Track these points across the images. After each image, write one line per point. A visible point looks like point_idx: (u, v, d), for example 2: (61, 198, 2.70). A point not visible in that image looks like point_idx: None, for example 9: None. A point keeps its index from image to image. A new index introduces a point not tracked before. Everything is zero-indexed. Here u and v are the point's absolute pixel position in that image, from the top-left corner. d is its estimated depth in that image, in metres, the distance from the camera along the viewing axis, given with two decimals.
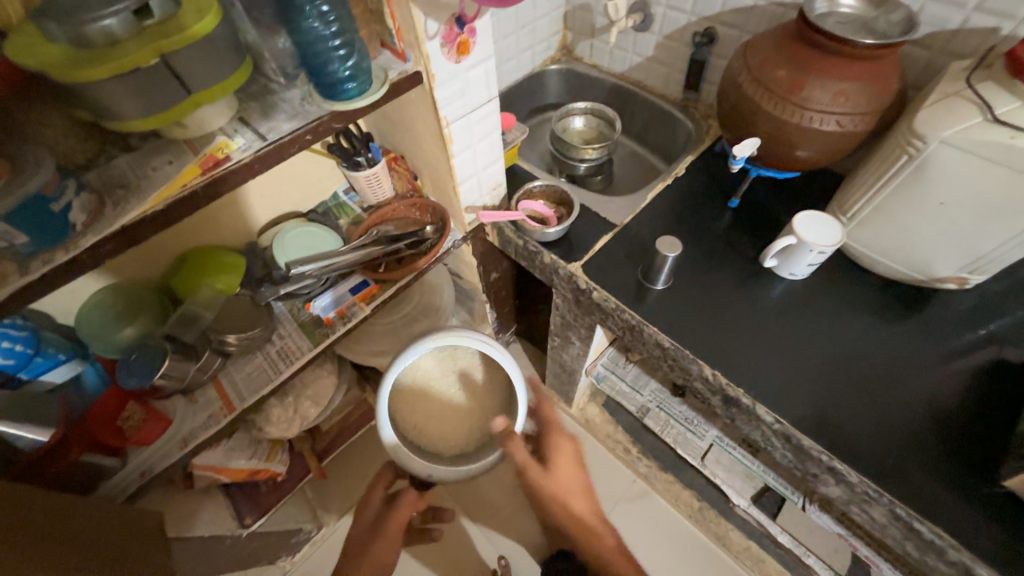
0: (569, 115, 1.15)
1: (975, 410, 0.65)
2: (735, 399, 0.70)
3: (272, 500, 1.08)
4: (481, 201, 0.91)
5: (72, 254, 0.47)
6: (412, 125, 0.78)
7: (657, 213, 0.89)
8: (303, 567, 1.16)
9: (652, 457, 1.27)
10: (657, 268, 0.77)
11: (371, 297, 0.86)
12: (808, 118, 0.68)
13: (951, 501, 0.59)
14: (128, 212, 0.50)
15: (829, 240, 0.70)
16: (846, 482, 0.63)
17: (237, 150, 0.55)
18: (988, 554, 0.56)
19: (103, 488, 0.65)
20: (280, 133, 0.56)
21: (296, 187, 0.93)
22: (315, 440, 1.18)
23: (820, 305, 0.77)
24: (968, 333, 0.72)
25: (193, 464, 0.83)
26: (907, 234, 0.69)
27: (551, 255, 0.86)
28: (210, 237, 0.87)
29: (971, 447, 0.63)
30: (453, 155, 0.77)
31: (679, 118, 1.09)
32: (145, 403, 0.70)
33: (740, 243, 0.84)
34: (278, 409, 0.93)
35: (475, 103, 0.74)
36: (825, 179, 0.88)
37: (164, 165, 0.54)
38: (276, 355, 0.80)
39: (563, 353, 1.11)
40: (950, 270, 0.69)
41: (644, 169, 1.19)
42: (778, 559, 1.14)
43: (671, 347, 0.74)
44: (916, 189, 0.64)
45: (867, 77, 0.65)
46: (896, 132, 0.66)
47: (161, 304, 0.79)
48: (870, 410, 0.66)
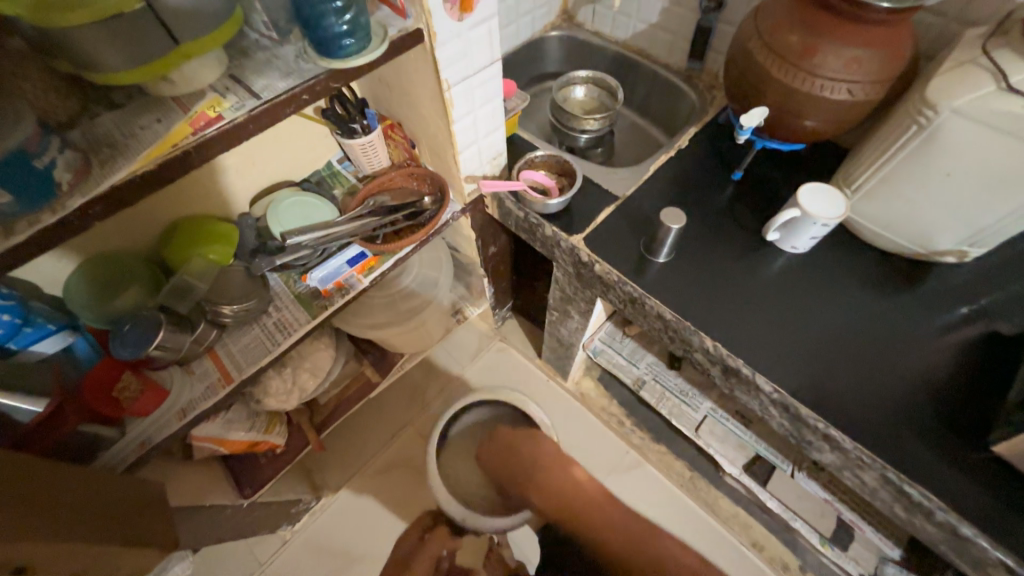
0: (570, 84, 1.12)
1: (967, 380, 0.67)
2: (735, 370, 0.71)
3: (270, 472, 1.03)
4: (481, 170, 0.89)
5: (60, 215, 0.45)
6: (411, 89, 0.75)
7: (660, 185, 0.88)
8: (305, 534, 1.20)
9: (646, 429, 1.30)
10: (660, 241, 0.76)
11: (370, 269, 0.84)
12: (819, 85, 0.66)
13: (940, 466, 0.61)
14: (116, 171, 0.47)
15: (834, 213, 0.69)
16: (841, 449, 0.64)
17: (230, 109, 0.52)
18: (972, 514, 0.58)
19: (102, 458, 0.64)
20: (275, 91, 0.54)
21: (289, 155, 0.90)
22: (314, 413, 1.12)
23: (820, 278, 0.77)
24: (964, 305, 0.73)
25: (192, 435, 0.83)
26: (910, 207, 0.69)
27: (553, 227, 0.84)
28: (200, 206, 0.84)
29: (961, 414, 0.65)
30: (453, 121, 0.74)
31: (683, 88, 1.06)
32: (140, 373, 0.69)
33: (743, 216, 0.83)
34: (276, 381, 0.92)
35: (477, 66, 0.71)
36: (829, 151, 0.87)
37: (152, 124, 0.51)
38: (273, 327, 0.79)
39: (561, 328, 1.11)
40: (950, 242, 0.69)
41: (644, 142, 1.17)
42: (763, 523, 1.19)
43: (673, 318, 0.75)
44: (923, 160, 0.63)
45: (881, 43, 0.64)
46: (907, 101, 0.65)
47: (151, 275, 0.77)
48: (865, 380, 0.68)
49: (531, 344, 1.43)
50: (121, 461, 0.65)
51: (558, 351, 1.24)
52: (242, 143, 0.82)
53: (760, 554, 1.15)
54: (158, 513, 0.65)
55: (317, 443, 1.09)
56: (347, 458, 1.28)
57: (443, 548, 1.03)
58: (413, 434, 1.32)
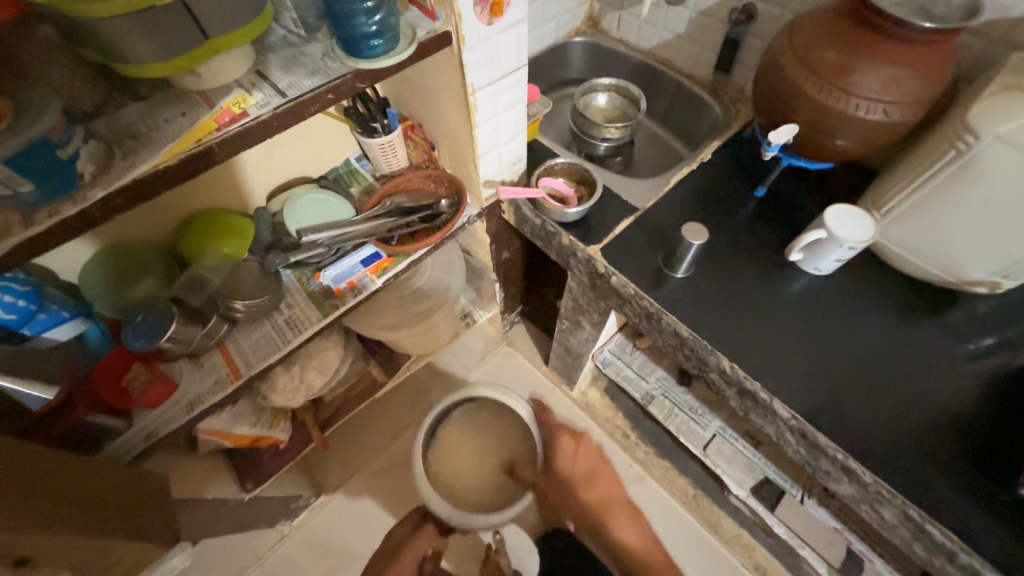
0: (592, 91, 1.11)
1: (995, 416, 0.64)
2: (752, 392, 0.69)
3: (273, 467, 1.03)
4: (500, 176, 0.88)
5: (79, 206, 0.45)
6: (435, 90, 0.75)
7: (680, 198, 0.86)
8: (302, 530, 1.19)
9: (651, 443, 1.28)
10: (680, 256, 0.75)
11: (383, 270, 0.83)
12: (854, 105, 0.64)
13: (963, 505, 0.59)
14: (139, 164, 0.47)
15: (862, 236, 0.67)
16: (860, 481, 0.62)
17: (255, 106, 0.51)
18: (998, 557, 0.56)
19: (109, 448, 0.64)
20: (300, 89, 0.53)
21: (309, 152, 0.90)
22: (319, 411, 1.11)
23: (843, 302, 0.75)
24: (993, 337, 0.70)
25: (197, 428, 0.82)
26: (943, 234, 0.66)
27: (569, 236, 0.83)
28: (217, 199, 0.84)
29: (989, 452, 0.62)
30: (476, 125, 0.74)
31: (707, 101, 1.04)
32: (151, 364, 0.69)
33: (765, 234, 0.81)
34: (284, 377, 0.91)
35: (503, 71, 0.70)
36: (857, 172, 0.85)
37: (176, 117, 0.51)
38: (284, 324, 0.79)
39: (571, 337, 1.10)
40: (983, 273, 0.67)
41: (665, 152, 1.15)
42: (766, 547, 1.16)
43: (689, 336, 0.73)
44: (959, 187, 0.61)
45: (922, 64, 0.62)
46: (946, 124, 0.63)
47: (166, 266, 0.77)
48: (887, 410, 0.66)
49: (538, 351, 1.42)
50: (127, 452, 0.65)
51: (567, 360, 1.23)
52: (265, 140, 0.83)
53: None
54: (161, 505, 0.65)
55: (321, 440, 1.08)
56: (349, 456, 1.28)
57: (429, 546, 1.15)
58: (416, 435, 1.31)
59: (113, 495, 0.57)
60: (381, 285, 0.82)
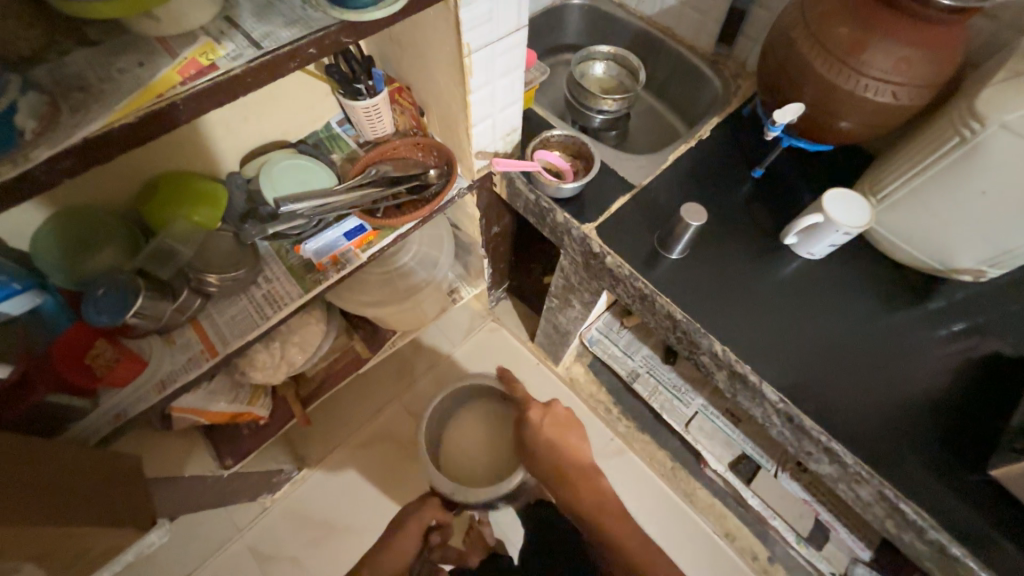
0: (589, 59, 1.05)
1: (970, 401, 0.66)
2: (742, 376, 0.70)
3: (254, 444, 1.00)
4: (493, 146, 0.83)
5: (20, 168, 0.39)
6: (427, 50, 0.69)
7: (678, 177, 0.84)
8: (283, 504, 1.18)
9: (631, 418, 1.30)
10: (677, 237, 0.73)
11: (368, 244, 0.79)
12: (863, 85, 0.62)
13: (936, 486, 0.62)
14: (92, 121, 0.41)
15: (859, 223, 0.67)
16: (841, 462, 0.64)
17: (225, 58, 0.46)
18: (961, 533, 0.59)
19: (74, 429, 0.61)
20: (277, 41, 0.47)
21: (286, 113, 0.83)
22: (301, 385, 1.08)
23: (833, 287, 0.75)
24: (971, 323, 0.72)
25: (171, 407, 0.79)
26: (937, 221, 0.66)
27: (565, 213, 0.80)
28: (182, 162, 0.76)
29: (963, 434, 0.64)
30: (470, 90, 0.69)
31: (707, 75, 1.00)
32: (116, 341, 0.64)
33: (762, 218, 0.80)
34: (264, 354, 0.87)
35: (502, 31, 0.65)
36: (854, 155, 0.84)
37: (132, 68, 0.45)
38: (262, 299, 0.74)
39: (560, 315, 1.09)
40: (971, 262, 0.68)
41: (663, 129, 1.12)
42: (737, 515, 1.21)
43: (683, 318, 0.72)
44: (959, 174, 0.61)
45: (935, 45, 0.60)
46: (952, 110, 0.61)
47: (129, 233, 0.71)
48: (866, 394, 0.67)
49: (524, 327, 1.41)
50: (94, 433, 0.61)
51: (553, 337, 1.22)
52: (240, 100, 0.76)
53: (732, 544, 1.18)
54: (137, 485, 0.63)
55: (303, 416, 1.06)
56: (333, 429, 1.27)
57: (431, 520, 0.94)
58: (400, 409, 1.30)
59: (79, 475, 0.54)
60: (366, 260, 0.78)
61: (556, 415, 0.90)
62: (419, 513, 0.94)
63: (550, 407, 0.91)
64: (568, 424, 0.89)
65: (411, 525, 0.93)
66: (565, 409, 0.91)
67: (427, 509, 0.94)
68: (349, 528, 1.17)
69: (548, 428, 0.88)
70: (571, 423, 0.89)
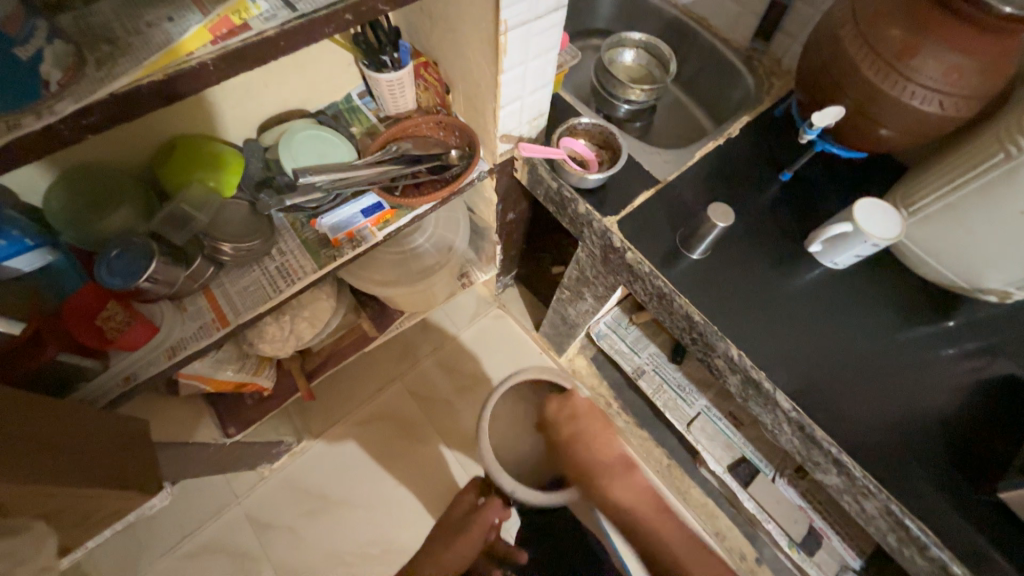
0: (620, 45, 1.02)
1: (983, 422, 0.66)
2: (756, 381, 0.69)
3: (256, 415, 1.01)
4: (518, 130, 0.81)
5: (42, 121, 0.37)
6: (460, 25, 0.66)
7: (703, 174, 0.82)
8: (283, 474, 1.20)
9: (631, 413, 1.31)
10: (701, 236, 0.72)
11: (385, 223, 0.77)
12: (910, 92, 0.60)
13: (942, 502, 0.62)
14: (119, 77, 0.39)
15: (890, 234, 0.65)
16: (848, 474, 0.64)
17: (258, 18, 0.43)
18: (963, 552, 0.59)
19: (83, 389, 0.61)
20: (312, 3, 0.44)
21: (308, 81, 0.81)
22: (306, 359, 1.08)
23: (853, 297, 0.74)
24: (991, 344, 0.71)
25: (179, 372, 0.79)
26: (968, 239, 0.65)
27: (587, 204, 0.79)
28: (199, 126, 0.75)
29: (973, 455, 0.64)
30: (502, 70, 0.66)
31: (739, 70, 0.97)
32: (128, 304, 0.63)
33: (786, 223, 0.79)
34: (273, 326, 0.87)
35: (540, 11, 0.62)
36: (886, 164, 0.82)
37: (162, 22, 0.43)
38: (275, 271, 0.73)
39: (569, 307, 1.08)
40: (998, 282, 0.66)
41: (688, 125, 1.10)
42: (728, 515, 1.23)
43: (701, 321, 0.71)
44: (1000, 191, 0.59)
45: (991, 54, 0.57)
46: (999, 126, 0.59)
47: (142, 195, 0.69)
48: (878, 408, 0.67)
49: (530, 316, 1.40)
50: (104, 394, 0.62)
51: (560, 328, 1.22)
52: (264, 67, 0.75)
53: (721, 543, 1.20)
54: (142, 451, 0.63)
55: (307, 390, 1.06)
56: (334, 405, 1.27)
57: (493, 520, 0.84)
58: (401, 388, 1.30)
59: (90, 438, 0.54)
60: (382, 238, 0.77)
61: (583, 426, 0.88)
62: (480, 517, 0.84)
63: (592, 431, 0.88)
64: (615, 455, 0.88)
65: (473, 529, 0.84)
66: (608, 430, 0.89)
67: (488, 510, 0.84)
68: (345, 503, 1.18)
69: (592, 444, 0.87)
70: (616, 450, 0.89)
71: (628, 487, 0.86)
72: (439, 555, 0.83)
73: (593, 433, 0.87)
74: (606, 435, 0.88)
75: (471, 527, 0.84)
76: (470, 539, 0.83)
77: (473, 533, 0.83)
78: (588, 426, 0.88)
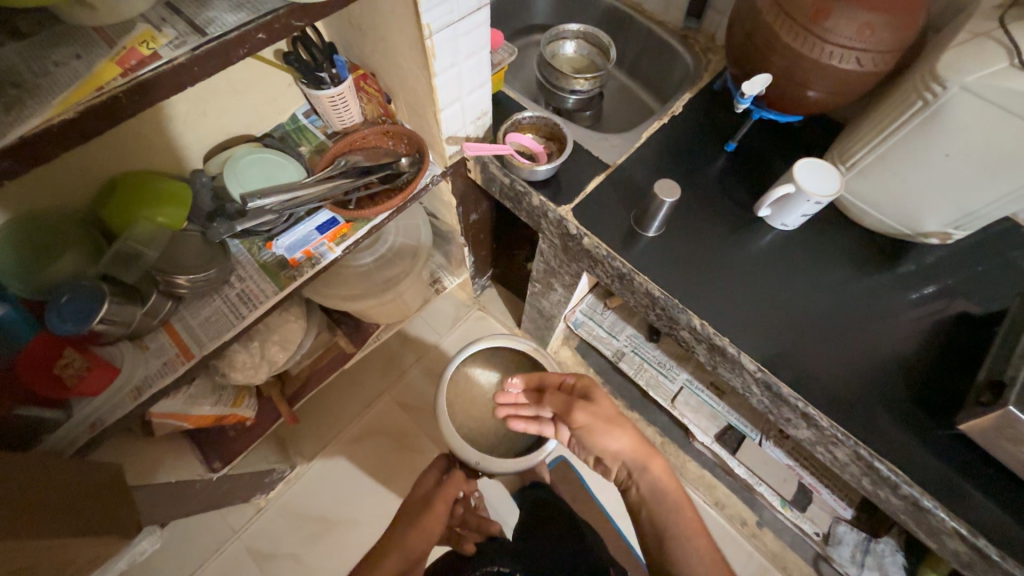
0: (559, 38, 1.04)
1: (939, 359, 0.68)
2: (720, 348, 0.71)
3: (241, 446, 1.00)
4: (464, 131, 0.82)
5: None
6: (388, 34, 0.67)
7: (651, 153, 0.84)
8: (281, 501, 1.19)
9: (619, 396, 1.32)
10: (652, 214, 0.73)
11: (342, 237, 0.78)
12: (829, 53, 0.63)
13: (910, 443, 0.64)
14: (29, 120, 0.39)
15: (828, 191, 0.67)
16: (817, 426, 0.66)
17: (167, 46, 0.43)
18: (933, 486, 0.61)
19: (46, 442, 0.59)
20: (222, 26, 0.44)
21: (249, 105, 0.81)
22: (286, 385, 1.07)
23: (806, 256, 0.77)
24: (939, 284, 0.74)
25: (150, 413, 0.77)
26: (903, 187, 0.67)
27: (540, 196, 0.80)
28: (137, 160, 0.73)
29: (933, 393, 0.66)
30: (434, 74, 0.67)
31: (677, 50, 0.99)
32: (86, 349, 0.62)
33: (735, 191, 0.81)
34: (243, 354, 0.86)
35: (462, 11, 0.63)
36: (824, 125, 0.85)
37: (70, 61, 0.42)
38: (236, 298, 0.73)
39: (543, 299, 1.09)
40: (936, 225, 0.69)
41: (636, 107, 1.12)
42: (725, 484, 1.25)
43: (661, 296, 0.73)
44: (923, 137, 0.61)
45: (897, 8, 0.60)
46: (914, 76, 0.62)
47: (87, 238, 0.68)
48: (840, 359, 0.69)
49: (511, 314, 1.41)
50: (70, 443, 0.60)
51: (539, 322, 1.23)
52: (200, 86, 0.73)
53: (721, 512, 1.22)
54: (115, 496, 0.62)
55: (290, 415, 1.05)
56: (323, 426, 1.26)
57: (455, 495, 0.87)
58: (390, 401, 1.30)
59: (57, 491, 0.53)
60: (341, 253, 0.77)
61: (606, 410, 0.76)
62: (442, 491, 0.86)
63: (619, 418, 0.76)
64: (645, 449, 0.75)
65: (437, 504, 0.84)
66: (632, 423, 0.77)
67: (452, 482, 0.87)
68: (344, 523, 1.17)
69: (625, 436, 0.75)
70: (646, 443, 0.76)
71: (661, 479, 0.74)
72: (404, 536, 0.80)
73: (618, 418, 0.76)
74: (630, 427, 0.76)
75: (435, 505, 0.84)
76: (437, 512, 0.83)
77: (437, 509, 0.83)
78: (611, 412, 0.76)
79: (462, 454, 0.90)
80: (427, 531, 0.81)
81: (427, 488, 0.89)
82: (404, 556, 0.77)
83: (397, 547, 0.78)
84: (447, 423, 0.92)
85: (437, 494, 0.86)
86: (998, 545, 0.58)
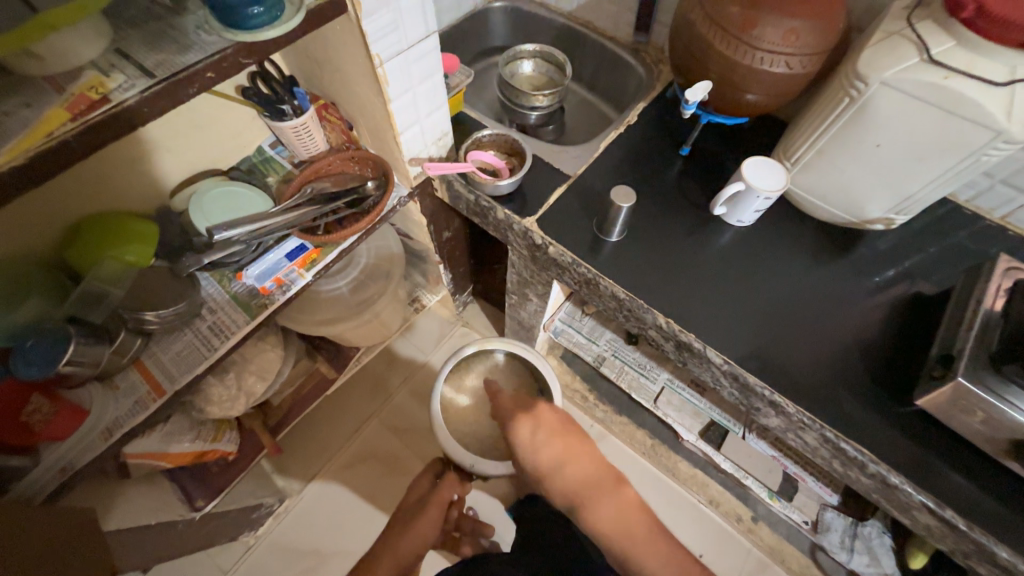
0: (517, 58, 1.09)
1: (896, 341, 0.71)
2: (687, 344, 0.73)
3: (226, 479, 0.98)
4: (426, 152, 0.85)
5: None
6: (342, 65, 0.69)
7: (610, 162, 0.87)
8: (271, 536, 1.16)
9: (608, 402, 1.33)
10: (612, 221, 0.76)
11: (312, 263, 0.79)
12: (760, 58, 0.66)
13: (874, 422, 0.66)
14: None
15: (775, 186, 0.70)
16: (785, 413, 0.68)
17: (117, 89, 0.45)
18: (900, 463, 0.63)
19: (13, 491, 0.57)
20: (172, 68, 0.46)
21: (213, 140, 0.82)
22: (268, 415, 1.08)
23: (765, 250, 0.79)
24: (892, 269, 0.77)
25: (125, 452, 0.75)
26: (843, 178, 0.71)
27: (505, 209, 0.82)
28: (101, 201, 0.74)
29: (893, 373, 0.69)
30: (390, 99, 0.70)
31: (630, 63, 1.04)
32: (54, 393, 0.62)
33: (692, 193, 0.84)
34: (218, 387, 0.86)
35: (412, 39, 0.66)
36: (770, 126, 0.89)
37: (20, 109, 0.44)
38: (208, 331, 0.73)
39: (521, 311, 1.11)
40: (879, 210, 0.72)
41: (597, 119, 1.16)
42: (718, 481, 1.25)
43: (626, 298, 0.75)
44: (856, 130, 0.65)
45: (819, 13, 0.63)
46: (840, 74, 0.66)
47: (52, 280, 0.68)
48: (801, 347, 0.71)
49: (494, 328, 1.42)
50: (39, 492, 0.58)
51: (521, 333, 1.24)
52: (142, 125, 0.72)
53: (715, 509, 1.22)
54: (89, 539, 0.60)
55: (273, 445, 1.06)
56: (312, 455, 1.25)
57: (451, 497, 0.86)
58: (378, 424, 1.29)
59: (26, 539, 0.51)
60: (311, 279, 0.78)
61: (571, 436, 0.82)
62: (437, 495, 0.84)
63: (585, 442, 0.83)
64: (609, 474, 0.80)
65: (431, 511, 0.82)
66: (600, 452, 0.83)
67: (446, 486, 0.85)
68: (337, 553, 1.15)
69: (587, 462, 0.80)
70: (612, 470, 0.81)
71: (621, 506, 0.76)
72: (395, 547, 0.78)
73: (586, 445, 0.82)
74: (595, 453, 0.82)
75: (430, 506, 0.83)
76: (431, 515, 0.82)
77: (433, 513, 0.82)
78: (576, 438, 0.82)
79: (454, 453, 0.88)
80: (424, 534, 0.80)
81: (419, 496, 0.88)
82: (397, 563, 0.76)
83: (388, 558, 0.76)
84: (436, 424, 0.92)
85: (432, 496, 0.84)
86: (965, 516, 0.60)
